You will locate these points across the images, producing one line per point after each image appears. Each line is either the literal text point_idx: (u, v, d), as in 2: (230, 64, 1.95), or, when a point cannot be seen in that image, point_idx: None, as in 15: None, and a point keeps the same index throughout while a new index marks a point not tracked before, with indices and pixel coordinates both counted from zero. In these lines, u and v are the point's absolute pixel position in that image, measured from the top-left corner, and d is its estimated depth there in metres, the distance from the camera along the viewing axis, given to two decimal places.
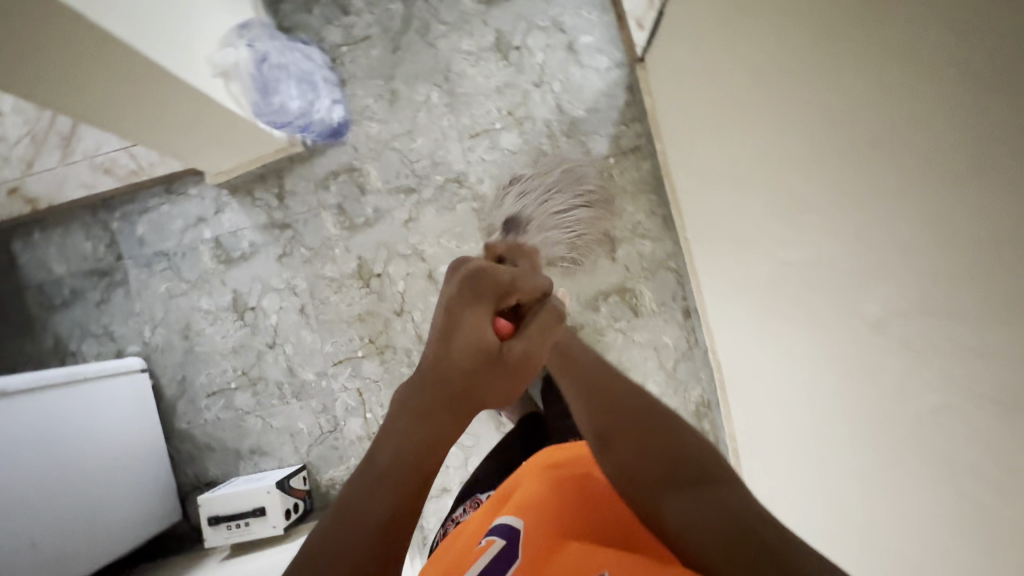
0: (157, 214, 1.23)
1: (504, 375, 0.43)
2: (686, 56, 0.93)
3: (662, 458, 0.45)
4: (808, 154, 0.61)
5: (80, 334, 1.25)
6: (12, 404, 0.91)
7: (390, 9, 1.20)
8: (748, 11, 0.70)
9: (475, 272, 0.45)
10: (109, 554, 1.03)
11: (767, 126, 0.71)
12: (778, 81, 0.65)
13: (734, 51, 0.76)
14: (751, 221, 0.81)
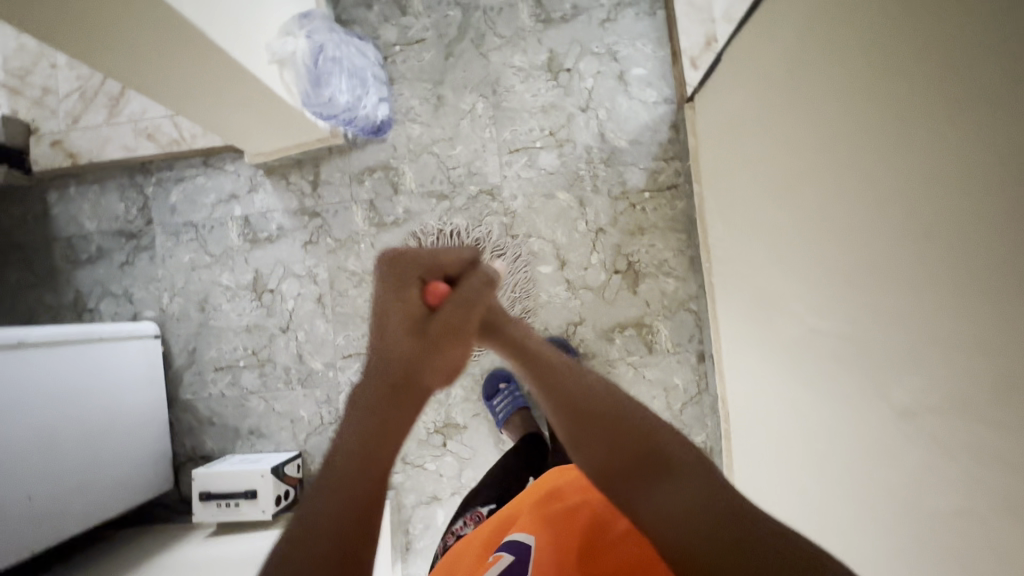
0: (191, 185, 1.25)
1: (432, 346, 0.49)
2: (740, 106, 0.93)
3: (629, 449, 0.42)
4: (852, 230, 0.61)
5: (100, 292, 1.26)
6: (28, 356, 0.93)
7: (448, 15, 1.21)
8: (806, 77, 0.70)
9: (397, 262, 0.52)
10: (100, 516, 1.04)
11: (814, 192, 0.70)
12: (832, 152, 0.65)
13: (787, 112, 0.76)
14: (784, 283, 0.80)
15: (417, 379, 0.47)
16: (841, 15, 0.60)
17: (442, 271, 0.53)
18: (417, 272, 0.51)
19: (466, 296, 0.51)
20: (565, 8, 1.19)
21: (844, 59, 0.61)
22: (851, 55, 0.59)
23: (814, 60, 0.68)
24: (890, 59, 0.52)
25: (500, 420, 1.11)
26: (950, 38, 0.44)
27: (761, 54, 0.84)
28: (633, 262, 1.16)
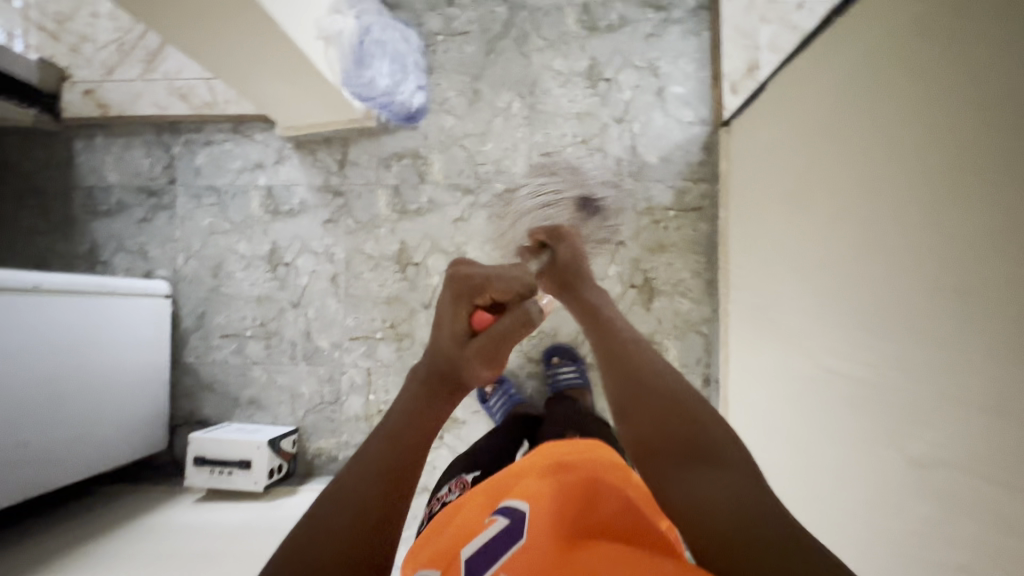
0: (219, 149, 1.24)
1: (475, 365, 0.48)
2: (777, 138, 0.93)
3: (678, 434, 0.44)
4: (874, 276, 0.62)
5: (115, 245, 1.26)
6: (40, 302, 0.93)
7: (494, 12, 1.21)
8: (842, 120, 0.71)
9: (456, 277, 0.47)
10: (91, 470, 1.04)
11: (843, 233, 0.70)
12: (867, 197, 0.65)
13: (821, 152, 0.77)
14: (805, 319, 0.80)
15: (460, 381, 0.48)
16: (891, 64, 0.61)
17: (491, 295, 0.46)
18: (468, 294, 0.46)
19: (512, 331, 0.46)
20: (611, 18, 1.19)
21: (889, 106, 0.61)
22: (897, 103, 0.59)
23: (854, 104, 0.69)
24: (937, 113, 0.52)
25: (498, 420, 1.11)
26: (994, 100, 0.44)
27: (803, 89, 0.84)
28: (649, 278, 1.16)
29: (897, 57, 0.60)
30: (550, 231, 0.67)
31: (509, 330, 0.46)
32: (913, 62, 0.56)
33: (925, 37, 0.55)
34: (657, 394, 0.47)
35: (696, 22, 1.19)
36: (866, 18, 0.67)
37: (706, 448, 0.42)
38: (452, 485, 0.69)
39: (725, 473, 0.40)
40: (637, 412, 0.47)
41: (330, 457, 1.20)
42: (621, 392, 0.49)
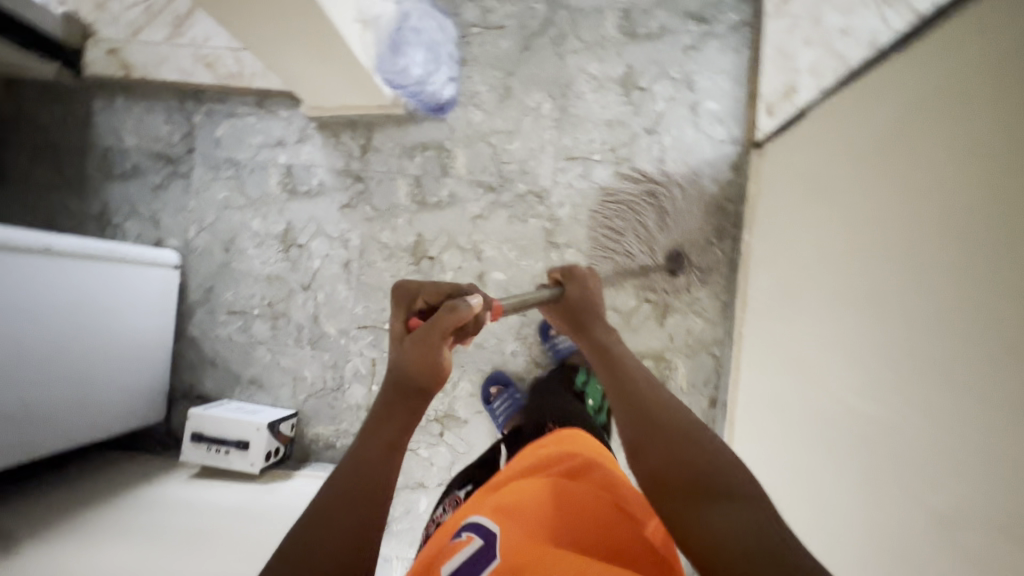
0: (241, 122, 1.22)
1: (413, 355, 0.54)
2: (811, 166, 0.92)
3: (686, 467, 0.46)
4: (904, 320, 0.62)
5: (127, 210, 1.24)
6: (51, 262, 0.92)
7: (533, 8, 1.19)
8: (888, 159, 0.71)
9: (397, 290, 0.61)
10: (88, 438, 1.03)
11: (872, 275, 0.70)
12: (902, 239, 0.65)
13: (858, 188, 0.76)
14: (823, 353, 0.80)
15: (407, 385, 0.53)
16: (941, 112, 0.61)
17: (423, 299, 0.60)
18: (405, 301, 0.60)
19: (436, 321, 0.54)
20: (651, 26, 1.17)
21: (937, 154, 0.61)
22: (946, 150, 0.59)
23: (902, 145, 0.68)
24: (988, 165, 0.52)
25: (500, 424, 1.10)
26: None
27: (847, 122, 0.83)
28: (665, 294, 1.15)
29: (947, 107, 0.60)
30: (567, 271, 0.78)
31: (434, 319, 0.54)
32: (970, 107, 0.56)
33: (981, 88, 0.55)
34: (664, 427, 0.50)
35: (737, 39, 1.17)
36: (922, 61, 0.67)
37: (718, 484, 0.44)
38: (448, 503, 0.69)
39: (740, 507, 0.42)
40: (645, 428, 0.51)
41: (327, 444, 1.19)
42: (638, 426, 0.51)
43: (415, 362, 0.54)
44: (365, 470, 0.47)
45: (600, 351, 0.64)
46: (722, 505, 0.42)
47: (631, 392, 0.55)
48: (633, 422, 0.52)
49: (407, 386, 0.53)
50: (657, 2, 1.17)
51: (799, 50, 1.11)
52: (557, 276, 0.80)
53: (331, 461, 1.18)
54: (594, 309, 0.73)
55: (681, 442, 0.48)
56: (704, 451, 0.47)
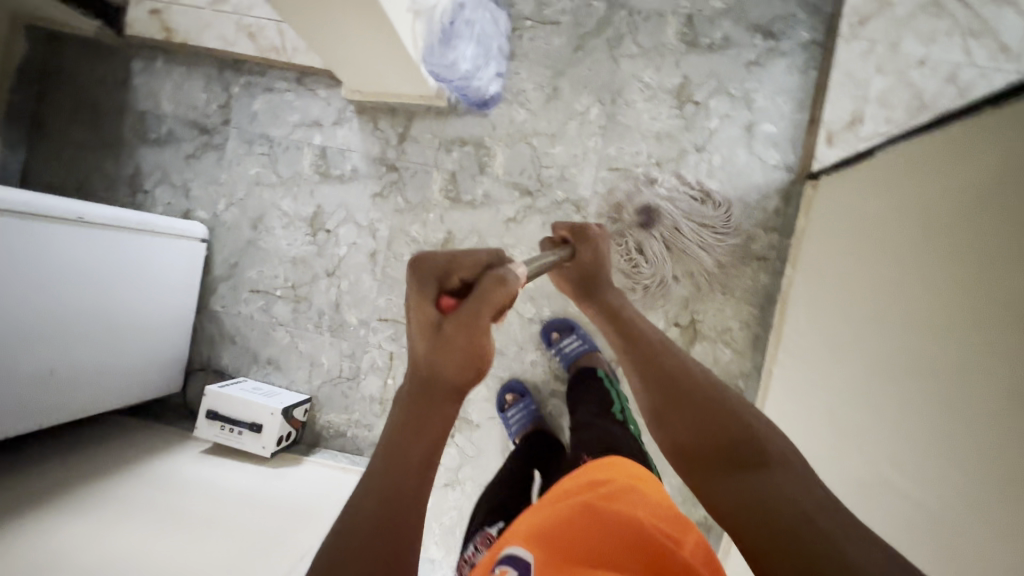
0: (279, 98, 1.19)
1: (462, 338, 0.46)
2: (857, 213, 0.91)
3: (717, 437, 0.48)
4: (963, 403, 0.59)
5: (159, 176, 1.24)
6: (82, 233, 0.92)
7: (591, 5, 1.12)
8: (962, 223, 0.66)
9: (417, 264, 0.50)
10: (107, 406, 1.05)
11: (933, 345, 0.67)
12: (946, 313, 0.66)
13: (926, 245, 0.73)
14: (861, 414, 0.77)
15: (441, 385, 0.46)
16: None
17: (456, 273, 0.51)
18: (433, 275, 0.49)
19: (485, 293, 0.47)
20: (714, 36, 1.10)
21: (993, 237, 0.60)
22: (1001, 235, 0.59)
23: (979, 212, 0.64)
24: None
25: (513, 433, 1.09)
26: None
27: (903, 176, 0.82)
28: (696, 320, 1.12)
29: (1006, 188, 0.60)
30: (578, 230, 0.77)
31: (483, 287, 0.47)
32: None
33: None
34: (691, 396, 0.53)
35: (805, 58, 1.10)
36: (986, 135, 0.66)
37: (747, 450, 0.46)
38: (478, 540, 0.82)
39: (768, 471, 0.43)
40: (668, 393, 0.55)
41: (338, 431, 1.19)
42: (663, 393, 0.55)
43: (459, 353, 0.46)
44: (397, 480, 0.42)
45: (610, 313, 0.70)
46: (753, 469, 0.44)
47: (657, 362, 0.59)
48: (658, 394, 0.56)
49: (444, 385, 0.46)
50: (724, 11, 1.10)
51: (872, 78, 1.02)
52: (564, 234, 0.78)
53: (341, 449, 1.19)
54: (599, 276, 0.75)
55: (710, 408, 0.51)
56: (726, 413, 0.50)
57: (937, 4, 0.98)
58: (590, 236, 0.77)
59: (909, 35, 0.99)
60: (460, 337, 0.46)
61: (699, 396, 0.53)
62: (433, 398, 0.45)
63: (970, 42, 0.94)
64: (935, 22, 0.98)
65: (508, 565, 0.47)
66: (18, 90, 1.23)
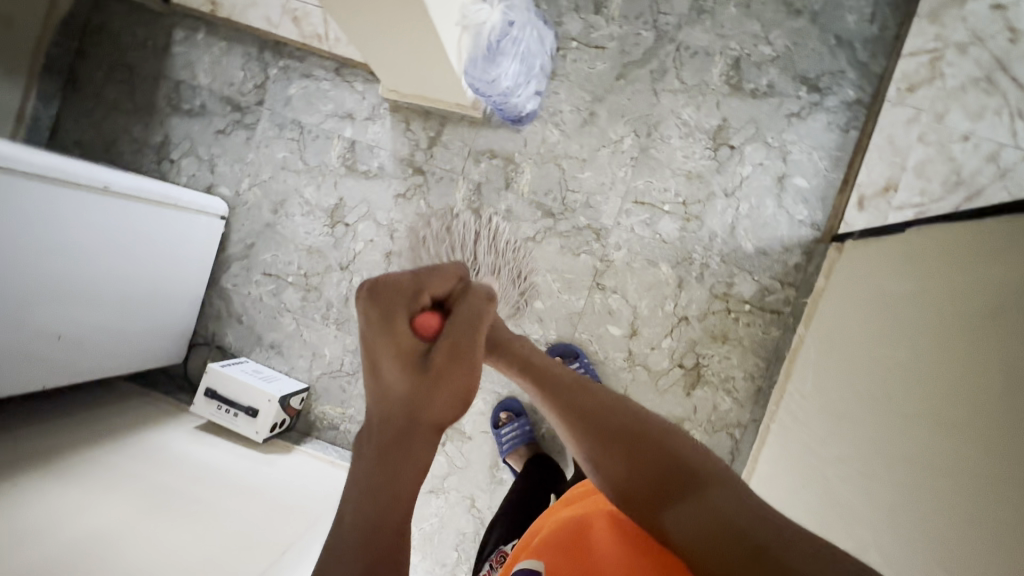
0: (315, 86, 1.18)
1: (458, 367, 0.43)
2: (874, 287, 0.92)
3: (652, 468, 0.44)
4: (961, 491, 0.60)
5: (186, 148, 1.24)
6: (105, 204, 0.93)
7: (640, 35, 1.11)
8: (983, 313, 0.67)
9: (380, 289, 0.45)
10: (107, 371, 1.06)
11: (940, 428, 0.67)
12: (962, 395, 0.65)
13: (945, 327, 0.73)
14: (856, 486, 0.78)
15: (421, 420, 0.41)
16: None
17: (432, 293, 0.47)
18: (407, 296, 0.45)
19: (477, 308, 0.47)
20: (759, 82, 1.09)
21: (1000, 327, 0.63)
22: (1008, 327, 0.62)
23: (1002, 305, 0.64)
24: None
25: (504, 451, 1.09)
26: None
27: (924, 260, 0.83)
28: (700, 363, 1.11)
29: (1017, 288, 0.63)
30: None
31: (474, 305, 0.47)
32: None
33: None
34: (605, 428, 0.46)
35: (848, 117, 1.07)
36: (1009, 236, 0.69)
37: (690, 473, 0.42)
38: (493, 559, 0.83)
39: (710, 491, 0.41)
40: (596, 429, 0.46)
41: (331, 424, 1.21)
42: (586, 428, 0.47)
43: (450, 386, 0.42)
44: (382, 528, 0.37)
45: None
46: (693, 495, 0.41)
47: (552, 386, 0.51)
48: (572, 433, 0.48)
49: (428, 421, 0.41)
50: (772, 58, 1.08)
51: (911, 146, 1.03)
52: None
53: (331, 442, 1.21)
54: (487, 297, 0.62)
55: (632, 441, 0.45)
56: (648, 437, 0.45)
57: (989, 80, 1.01)
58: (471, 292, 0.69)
59: (957, 107, 1.02)
60: (455, 364, 0.43)
61: (614, 419, 0.47)
62: (413, 436, 0.41)
63: (1017, 123, 0.99)
64: (986, 99, 1.00)
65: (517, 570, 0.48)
66: (58, 44, 1.24)
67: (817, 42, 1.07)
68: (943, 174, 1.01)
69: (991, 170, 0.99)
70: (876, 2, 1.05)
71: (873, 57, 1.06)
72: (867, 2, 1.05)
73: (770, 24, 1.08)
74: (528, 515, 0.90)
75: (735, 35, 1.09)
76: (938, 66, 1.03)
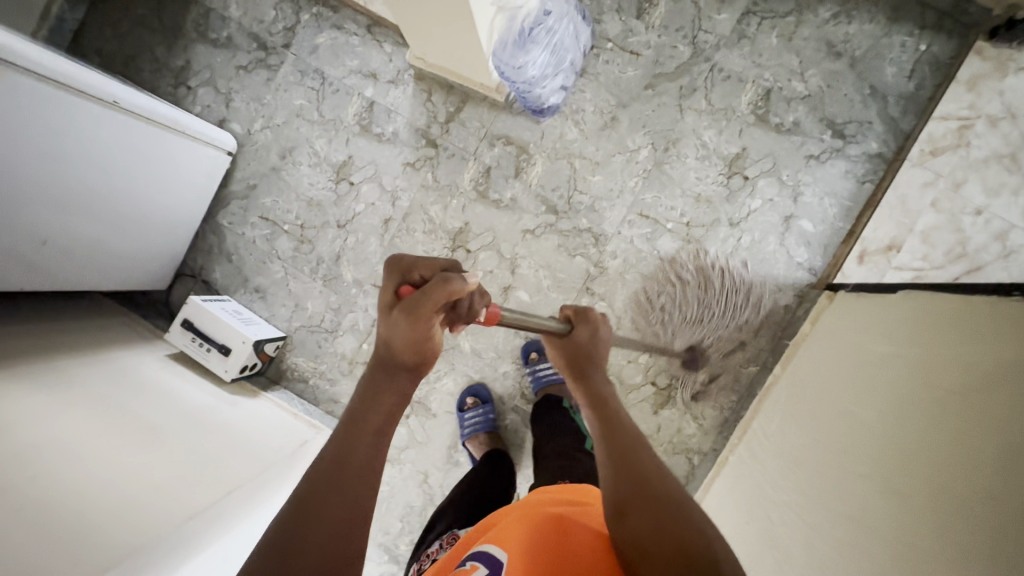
0: (344, 39, 1.17)
1: (404, 329, 0.49)
2: (851, 344, 0.93)
3: (674, 542, 0.46)
4: (888, 542, 0.63)
5: (206, 77, 1.23)
6: (115, 118, 0.92)
7: (676, 48, 1.10)
8: (944, 384, 0.69)
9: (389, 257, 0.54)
10: (90, 285, 1.07)
11: (880, 478, 0.70)
12: (908, 454, 0.69)
13: (903, 390, 0.76)
14: (792, 521, 0.81)
15: (387, 364, 0.50)
16: (1006, 379, 0.60)
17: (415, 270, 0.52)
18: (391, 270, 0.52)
19: (431, 294, 0.48)
20: (786, 118, 1.08)
21: (965, 393, 0.65)
22: (980, 398, 0.63)
23: (961, 382, 0.67)
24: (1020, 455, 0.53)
25: (464, 435, 1.10)
26: None
27: (904, 325, 0.85)
28: (673, 385, 1.13)
29: (992, 360, 0.64)
30: (580, 310, 0.72)
31: (429, 294, 0.48)
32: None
33: None
34: (648, 492, 0.51)
35: (866, 169, 1.06)
36: (981, 317, 0.72)
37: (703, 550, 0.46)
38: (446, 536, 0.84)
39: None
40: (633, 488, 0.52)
41: (301, 376, 1.22)
42: (624, 480, 0.53)
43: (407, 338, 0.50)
44: (355, 450, 0.46)
45: (599, 404, 0.63)
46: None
47: (625, 448, 0.56)
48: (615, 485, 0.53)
49: (392, 367, 0.50)
50: (803, 96, 1.07)
51: (923, 210, 1.01)
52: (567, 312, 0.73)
53: (298, 394, 1.22)
54: (593, 353, 0.69)
55: (661, 504, 0.50)
56: (683, 516, 0.49)
57: (1014, 158, 0.98)
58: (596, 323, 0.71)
59: (976, 179, 0.99)
60: (405, 326, 0.49)
61: (652, 481, 0.52)
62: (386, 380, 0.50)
63: None
64: (1006, 176, 0.98)
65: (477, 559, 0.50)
66: None
67: (851, 89, 1.06)
68: (948, 244, 0.99)
69: (996, 248, 0.97)
70: (918, 58, 1.03)
71: (904, 114, 1.05)
72: (908, 57, 1.04)
73: (808, 61, 1.06)
74: (483, 502, 0.91)
75: (771, 66, 1.07)
76: (965, 134, 1.00)
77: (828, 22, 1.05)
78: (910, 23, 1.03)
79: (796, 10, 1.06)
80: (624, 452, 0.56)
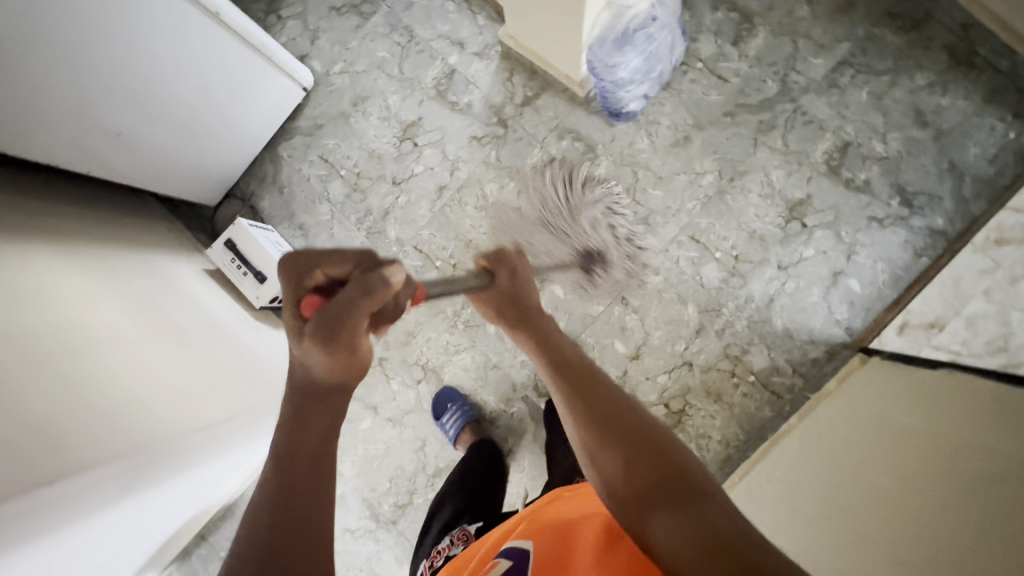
0: (441, 3, 1.18)
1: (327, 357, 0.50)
2: (879, 407, 0.93)
3: (657, 485, 0.50)
4: None
5: (298, 11, 1.25)
6: (208, 29, 0.94)
7: (764, 82, 1.09)
8: (959, 463, 0.70)
9: (289, 263, 0.54)
10: (148, 186, 1.10)
11: (881, 545, 0.71)
12: (915, 524, 0.69)
13: (916, 461, 0.77)
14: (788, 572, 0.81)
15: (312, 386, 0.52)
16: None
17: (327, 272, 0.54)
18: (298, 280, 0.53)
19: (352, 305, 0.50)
20: (858, 175, 1.07)
21: (984, 476, 0.65)
22: (996, 485, 0.63)
23: (978, 464, 0.68)
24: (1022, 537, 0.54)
25: (452, 437, 1.11)
26: None
27: (936, 402, 0.85)
28: (684, 411, 1.12)
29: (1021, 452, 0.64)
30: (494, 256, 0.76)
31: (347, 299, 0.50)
32: None
33: None
34: (626, 440, 0.55)
35: (927, 243, 1.05)
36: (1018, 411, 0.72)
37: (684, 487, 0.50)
38: (455, 534, 0.90)
39: (709, 510, 0.47)
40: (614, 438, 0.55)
41: None
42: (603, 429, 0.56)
43: (327, 361, 0.50)
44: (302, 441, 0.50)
45: (560, 360, 0.65)
46: (687, 514, 0.47)
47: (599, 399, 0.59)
48: (588, 426, 0.57)
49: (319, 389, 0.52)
50: (880, 157, 1.06)
51: (974, 296, 1.00)
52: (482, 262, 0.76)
53: None
54: (522, 294, 0.74)
55: (645, 448, 0.54)
56: (660, 452, 0.53)
57: None
58: (527, 270, 0.77)
59: None
60: (325, 352, 0.50)
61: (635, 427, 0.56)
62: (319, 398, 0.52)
63: None
64: None
65: (502, 556, 0.55)
66: None
67: (929, 160, 1.05)
68: (990, 334, 0.98)
69: None
70: (1004, 145, 1.02)
71: (976, 197, 1.04)
72: (994, 141, 1.02)
73: (892, 123, 1.06)
74: (480, 495, 1.01)
75: (855, 120, 1.07)
76: None
77: (922, 89, 1.04)
78: (1003, 108, 1.02)
79: (892, 70, 1.05)
80: (601, 401, 0.59)
